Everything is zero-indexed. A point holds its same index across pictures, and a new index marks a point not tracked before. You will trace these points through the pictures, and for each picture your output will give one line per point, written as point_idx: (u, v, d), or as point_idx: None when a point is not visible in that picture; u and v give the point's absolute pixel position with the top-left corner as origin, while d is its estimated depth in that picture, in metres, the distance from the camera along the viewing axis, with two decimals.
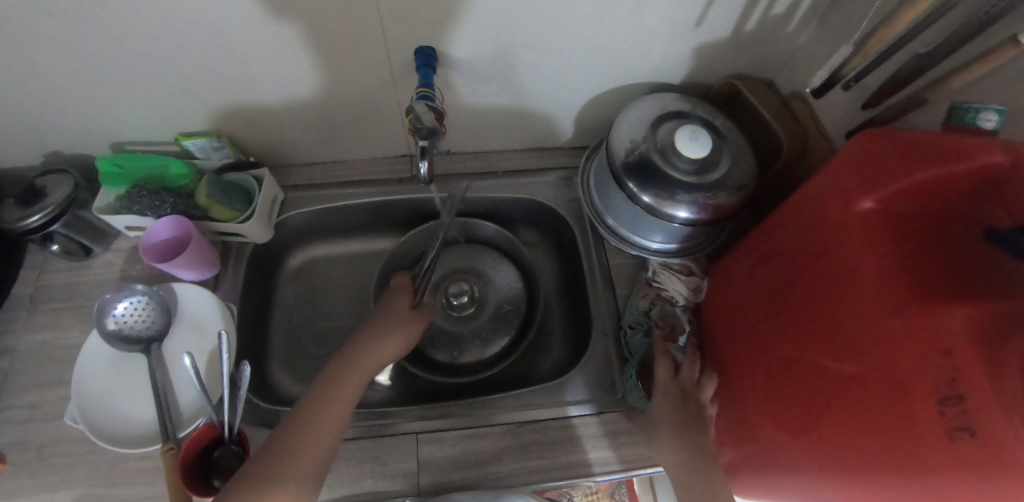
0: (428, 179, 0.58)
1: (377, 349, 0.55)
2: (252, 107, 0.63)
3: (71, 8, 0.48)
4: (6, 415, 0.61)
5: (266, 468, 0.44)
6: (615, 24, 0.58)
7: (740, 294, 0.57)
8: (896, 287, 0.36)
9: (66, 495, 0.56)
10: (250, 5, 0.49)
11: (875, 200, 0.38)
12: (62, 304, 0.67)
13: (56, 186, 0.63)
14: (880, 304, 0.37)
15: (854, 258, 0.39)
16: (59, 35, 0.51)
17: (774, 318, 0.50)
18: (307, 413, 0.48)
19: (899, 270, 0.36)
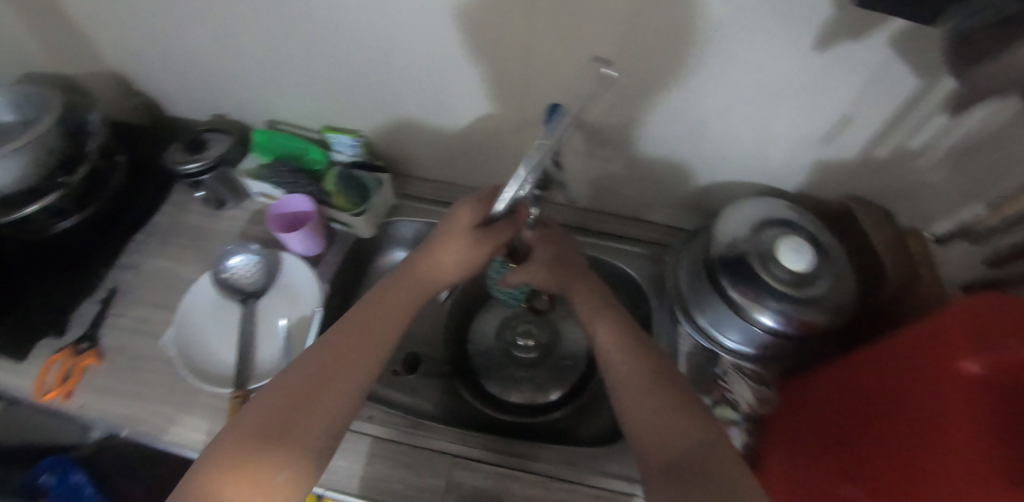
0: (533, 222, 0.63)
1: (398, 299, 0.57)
2: (396, 118, 0.71)
3: (286, 7, 0.58)
4: (118, 322, 0.70)
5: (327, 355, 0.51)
6: (738, 121, 0.61)
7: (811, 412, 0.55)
8: (985, 458, 0.34)
9: (140, 405, 0.63)
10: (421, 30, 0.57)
11: (980, 366, 0.37)
12: (187, 241, 0.76)
13: (217, 143, 0.73)
14: (960, 472, 0.35)
15: (943, 417, 0.38)
16: (269, 25, 0.61)
17: (840, 454, 0.48)
18: (338, 350, 0.52)
19: (990, 443, 0.34)
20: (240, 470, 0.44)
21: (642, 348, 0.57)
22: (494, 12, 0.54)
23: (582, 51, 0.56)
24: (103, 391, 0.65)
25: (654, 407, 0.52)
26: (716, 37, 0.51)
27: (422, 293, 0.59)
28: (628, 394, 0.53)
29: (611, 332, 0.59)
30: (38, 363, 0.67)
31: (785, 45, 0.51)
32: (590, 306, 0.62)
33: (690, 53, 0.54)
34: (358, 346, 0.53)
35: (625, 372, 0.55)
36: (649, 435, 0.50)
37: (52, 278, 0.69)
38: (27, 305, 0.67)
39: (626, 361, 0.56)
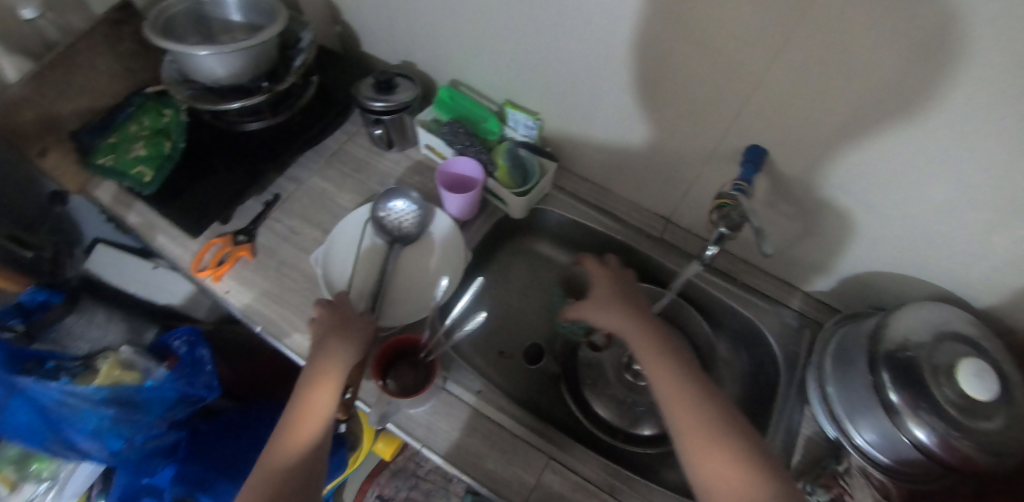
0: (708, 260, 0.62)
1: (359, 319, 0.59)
2: (580, 113, 0.71)
3: None
4: (274, 225, 0.75)
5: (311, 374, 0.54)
6: (952, 221, 0.56)
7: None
8: None
9: (279, 307, 0.68)
10: (651, 38, 0.57)
11: None
12: (349, 170, 0.80)
13: (405, 89, 0.76)
14: None
15: None
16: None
17: None
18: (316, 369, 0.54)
19: None
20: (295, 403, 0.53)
21: (707, 391, 0.51)
22: (735, 37, 0.52)
23: (810, 101, 0.53)
24: (250, 283, 0.70)
25: (726, 460, 0.46)
26: (969, 135, 0.47)
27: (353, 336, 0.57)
28: (696, 440, 0.47)
29: (668, 372, 0.53)
30: (201, 241, 0.73)
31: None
32: (639, 337, 0.57)
33: (932, 142, 0.49)
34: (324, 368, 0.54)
35: (689, 415, 0.49)
36: (721, 494, 0.44)
37: (231, 167, 0.74)
38: (207, 186, 0.73)
39: (686, 402, 0.50)
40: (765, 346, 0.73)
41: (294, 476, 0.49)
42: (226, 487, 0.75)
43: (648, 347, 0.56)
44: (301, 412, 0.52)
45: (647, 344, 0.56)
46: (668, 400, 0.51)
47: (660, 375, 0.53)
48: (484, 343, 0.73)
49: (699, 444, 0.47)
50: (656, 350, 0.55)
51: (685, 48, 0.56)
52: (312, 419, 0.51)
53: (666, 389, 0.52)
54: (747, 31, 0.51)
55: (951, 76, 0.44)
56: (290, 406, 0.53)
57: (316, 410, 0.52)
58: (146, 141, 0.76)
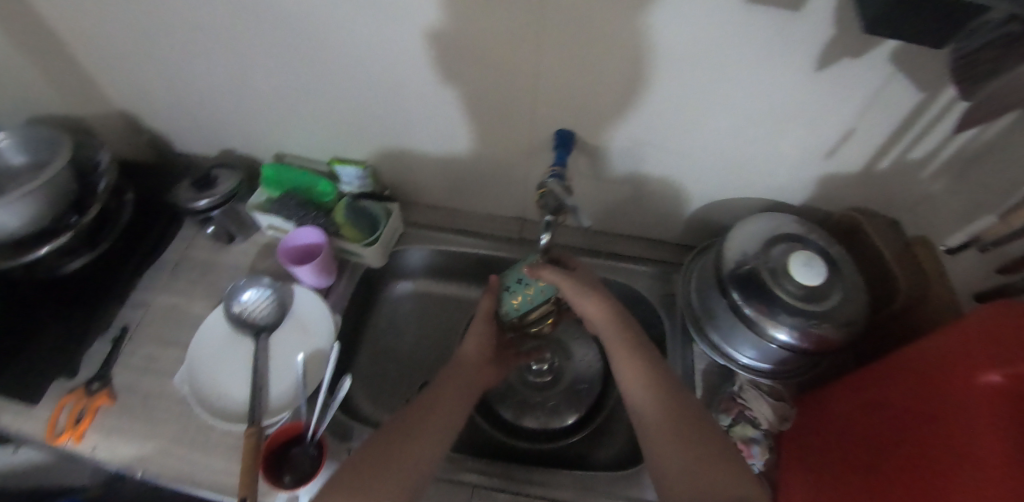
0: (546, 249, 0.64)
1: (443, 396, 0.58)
2: (404, 147, 0.72)
3: (291, 43, 0.60)
4: (128, 361, 0.69)
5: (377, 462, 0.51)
6: (743, 142, 0.62)
7: (821, 423, 0.57)
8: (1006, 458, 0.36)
9: (153, 445, 0.62)
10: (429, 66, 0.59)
11: (1001, 376, 0.38)
12: (198, 276, 0.76)
13: (225, 178, 0.74)
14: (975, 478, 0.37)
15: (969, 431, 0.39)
16: (278, 65, 0.63)
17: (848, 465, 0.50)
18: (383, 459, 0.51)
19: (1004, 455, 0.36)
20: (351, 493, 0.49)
21: (663, 379, 0.56)
22: (499, 48, 0.55)
23: (582, 79, 0.57)
24: (114, 432, 0.64)
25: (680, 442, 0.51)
26: (728, 75, 0.53)
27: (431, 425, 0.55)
28: (656, 430, 0.53)
29: (636, 370, 0.57)
30: (47, 406, 0.66)
31: (803, 82, 0.53)
32: (614, 337, 0.60)
33: (700, 88, 0.55)
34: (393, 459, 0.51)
35: (653, 411, 0.54)
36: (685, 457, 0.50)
37: (62, 318, 0.68)
38: (37, 348, 0.66)
39: (648, 398, 0.54)
40: (644, 302, 0.77)
41: None
42: None
43: (621, 347, 0.59)
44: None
45: (621, 344, 0.59)
46: (635, 398, 0.55)
47: (630, 373, 0.57)
48: (387, 397, 0.72)
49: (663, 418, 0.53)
50: (629, 349, 0.58)
51: (464, 66, 0.58)
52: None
53: (634, 387, 0.56)
54: (506, 40, 0.54)
55: (683, 32, 0.50)
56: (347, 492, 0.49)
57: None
58: None
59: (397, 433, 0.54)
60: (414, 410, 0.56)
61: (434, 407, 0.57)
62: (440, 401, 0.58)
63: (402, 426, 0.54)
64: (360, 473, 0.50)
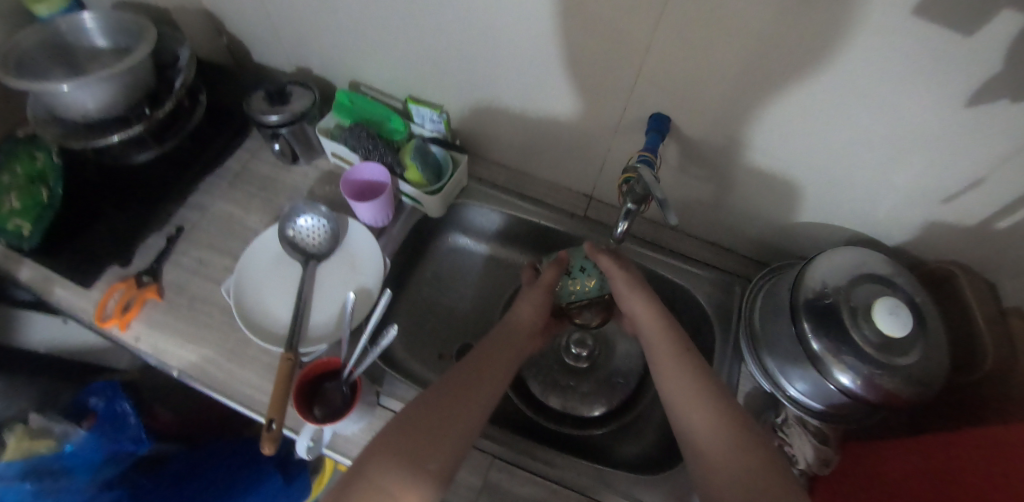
0: (621, 236, 0.61)
1: (495, 357, 0.55)
2: (483, 99, 0.68)
3: None
4: (180, 260, 0.70)
5: (427, 413, 0.48)
6: (856, 164, 0.56)
7: (889, 486, 0.50)
8: None
9: (194, 346, 0.64)
10: (533, 15, 0.54)
11: None
12: (256, 190, 0.75)
13: (299, 97, 0.72)
14: None
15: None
16: None
17: None
18: (431, 414, 0.48)
19: None
20: (402, 444, 0.46)
21: (708, 384, 0.51)
22: (615, 11, 0.51)
23: (697, 62, 0.52)
24: (159, 325, 0.66)
25: (729, 451, 0.46)
26: (861, 83, 0.47)
27: (482, 386, 0.52)
28: (702, 436, 0.47)
29: (679, 374, 0.52)
30: (102, 288, 0.68)
31: (946, 113, 0.47)
32: (661, 341, 0.56)
33: (826, 91, 0.50)
34: (447, 416, 0.48)
35: (700, 416, 0.48)
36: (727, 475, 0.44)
37: (124, 206, 0.69)
38: (99, 232, 0.67)
39: (694, 402, 0.49)
40: (698, 310, 0.73)
41: None
42: None
43: (666, 351, 0.55)
44: (404, 458, 0.45)
45: (667, 349, 0.55)
46: (676, 402, 0.51)
47: (672, 377, 0.52)
48: (421, 349, 0.71)
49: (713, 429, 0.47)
50: (674, 353, 0.54)
51: (570, 24, 0.54)
52: (419, 475, 0.45)
53: (678, 393, 0.51)
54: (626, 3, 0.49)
55: (827, 24, 0.44)
56: (395, 440, 0.46)
57: (424, 464, 0.45)
58: (19, 193, 0.68)
59: (451, 390, 0.51)
60: (460, 378, 0.52)
61: (482, 380, 0.52)
62: (487, 372, 0.54)
63: (456, 384, 0.51)
64: (399, 437, 0.46)
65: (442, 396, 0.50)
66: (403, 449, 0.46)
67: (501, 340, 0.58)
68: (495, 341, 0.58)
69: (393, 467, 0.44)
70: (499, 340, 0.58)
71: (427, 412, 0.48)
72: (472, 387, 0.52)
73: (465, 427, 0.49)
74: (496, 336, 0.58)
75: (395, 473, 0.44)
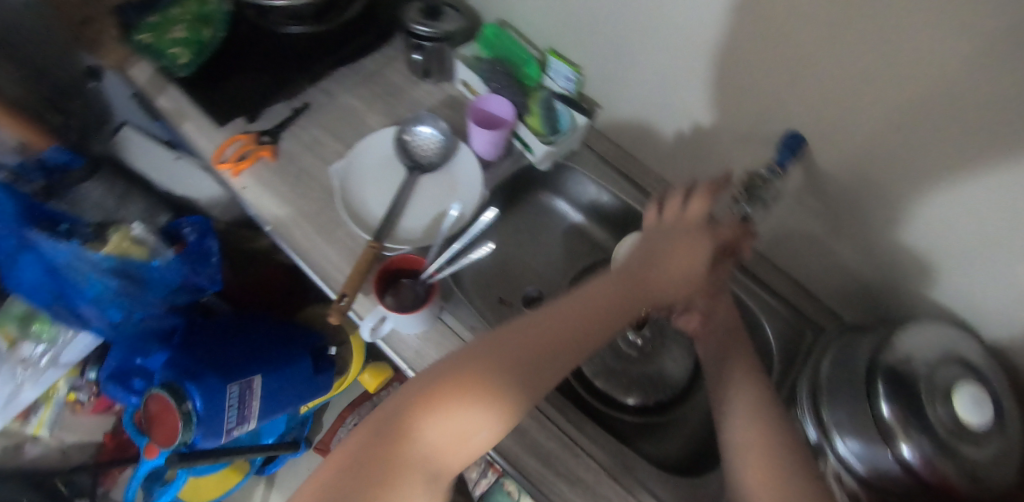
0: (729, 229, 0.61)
1: (602, 308, 0.50)
2: (620, 71, 0.69)
3: None
4: (299, 132, 0.74)
5: (514, 352, 0.45)
6: (983, 252, 0.51)
7: None
8: None
9: (291, 211, 0.68)
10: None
11: None
12: (382, 92, 0.79)
13: (450, 18, 0.74)
14: None
15: None
16: None
17: None
18: (515, 356, 0.45)
19: None
20: (478, 375, 0.43)
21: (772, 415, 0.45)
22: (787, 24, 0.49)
23: (854, 91, 0.50)
24: (266, 183, 0.70)
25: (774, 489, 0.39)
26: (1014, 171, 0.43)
27: (575, 339, 0.47)
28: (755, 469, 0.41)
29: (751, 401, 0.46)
30: (225, 135, 0.73)
31: None
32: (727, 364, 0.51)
33: (974, 176, 0.46)
34: (528, 364, 0.45)
35: (754, 442, 0.43)
36: None
37: (266, 68, 0.73)
38: (239, 86, 0.72)
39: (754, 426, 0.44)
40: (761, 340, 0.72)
41: (422, 467, 0.40)
42: (215, 382, 0.75)
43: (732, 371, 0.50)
44: (476, 390, 0.43)
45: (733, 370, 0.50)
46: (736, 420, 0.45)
47: (740, 397, 0.47)
48: (486, 286, 0.73)
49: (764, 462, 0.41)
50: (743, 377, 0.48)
51: (737, 23, 0.53)
52: (484, 416, 0.42)
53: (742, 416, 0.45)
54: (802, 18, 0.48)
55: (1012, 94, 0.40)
56: (473, 370, 0.43)
57: (492, 405, 0.43)
58: (187, 25, 0.74)
59: (546, 335, 0.47)
60: (546, 331, 0.47)
61: (568, 341, 0.47)
62: (571, 336, 0.48)
63: (550, 330, 0.47)
64: (472, 375, 0.43)
65: (518, 352, 0.45)
66: (474, 383, 0.43)
67: (607, 285, 0.52)
68: (600, 285, 0.52)
69: (452, 405, 0.42)
70: (614, 283, 0.52)
71: (511, 351, 0.45)
72: (563, 341, 0.47)
73: (545, 381, 0.45)
74: (603, 279, 0.53)
75: (457, 416, 0.41)
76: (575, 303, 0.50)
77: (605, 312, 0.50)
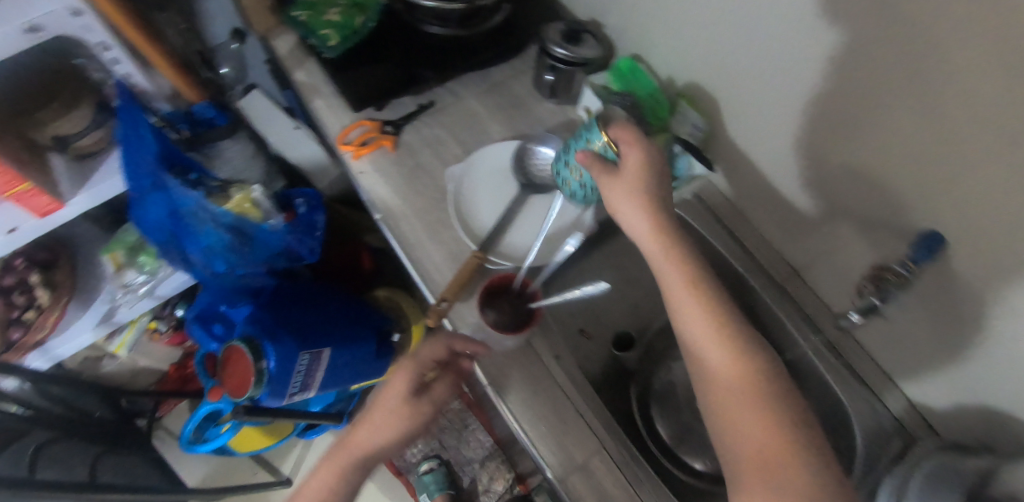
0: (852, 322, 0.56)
1: (388, 397, 0.55)
2: (746, 128, 0.68)
3: None
4: (422, 128, 0.77)
5: (336, 471, 0.55)
6: None
7: None
8: None
9: (403, 202, 0.70)
10: (843, 57, 0.51)
11: None
12: (509, 104, 0.80)
13: (590, 45, 0.75)
14: None
15: None
16: None
17: None
18: (338, 471, 0.55)
19: None
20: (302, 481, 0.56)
21: (761, 389, 0.44)
22: (895, 85, 0.48)
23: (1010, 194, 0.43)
24: (383, 170, 0.73)
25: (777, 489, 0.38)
26: None
27: (387, 417, 0.54)
28: (751, 465, 0.40)
29: (739, 380, 0.44)
30: (353, 117, 0.76)
31: None
32: (710, 341, 0.46)
33: None
34: (358, 448, 0.55)
35: (748, 427, 0.42)
36: None
37: (404, 62, 0.76)
38: (375, 74, 0.75)
39: (745, 411, 0.43)
40: (846, 434, 0.67)
41: None
42: (291, 346, 0.78)
43: (713, 344, 0.46)
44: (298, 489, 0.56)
45: (716, 344, 0.46)
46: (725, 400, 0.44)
47: (719, 369, 0.45)
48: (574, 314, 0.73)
49: (758, 466, 0.39)
50: (723, 347, 0.46)
51: (842, 82, 0.53)
52: (323, 486, 0.54)
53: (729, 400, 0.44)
54: (908, 78, 0.46)
55: None
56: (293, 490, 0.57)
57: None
58: (342, 9, 0.77)
59: (350, 443, 0.56)
60: (346, 458, 0.56)
61: (365, 455, 0.56)
62: (360, 464, 0.56)
63: (370, 412, 0.56)
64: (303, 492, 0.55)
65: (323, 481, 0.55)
66: (326, 466, 0.56)
67: (388, 392, 0.55)
68: (382, 396, 0.55)
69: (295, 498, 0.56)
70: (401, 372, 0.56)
71: (339, 458, 0.56)
72: (386, 424, 0.54)
73: (388, 447, 0.55)
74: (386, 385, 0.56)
75: None
76: (380, 391, 0.56)
77: (388, 427, 0.54)
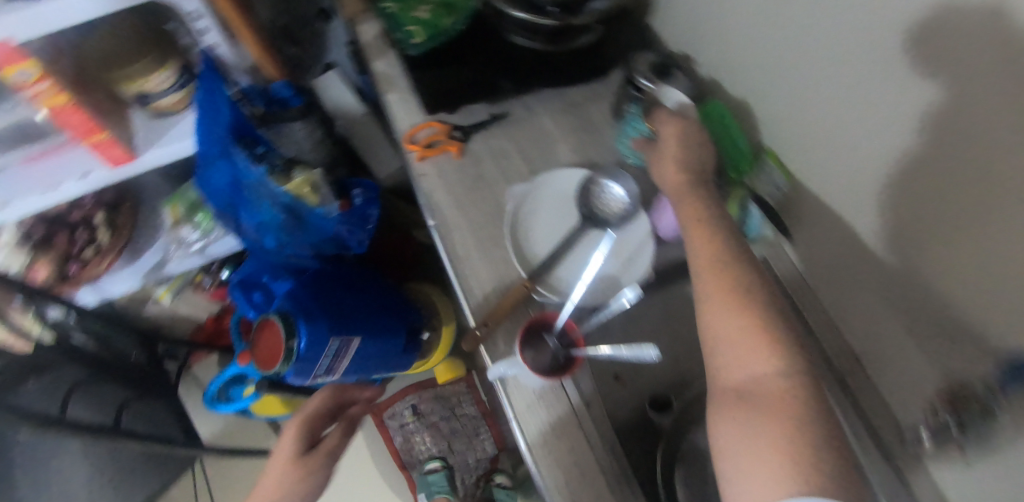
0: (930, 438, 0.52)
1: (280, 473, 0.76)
2: (840, 194, 0.60)
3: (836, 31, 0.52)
4: (492, 138, 0.75)
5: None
6: None
7: None
8: None
9: (456, 210, 0.69)
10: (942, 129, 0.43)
11: None
12: (585, 128, 0.77)
13: (680, 81, 0.71)
14: None
15: None
16: (807, 38, 0.56)
17: None
18: None
19: None
20: None
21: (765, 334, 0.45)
22: (999, 165, 0.39)
23: None
24: (443, 175, 0.71)
25: (761, 430, 0.39)
26: None
27: (277, 482, 0.75)
28: (741, 409, 0.41)
29: (744, 327, 0.45)
30: (424, 117, 0.75)
31: None
32: (719, 289, 0.48)
33: None
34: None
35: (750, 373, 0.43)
36: (755, 465, 0.38)
37: (485, 72, 0.75)
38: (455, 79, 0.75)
39: (748, 359, 0.44)
40: None
41: None
42: (323, 330, 0.76)
43: (722, 296, 0.48)
44: None
45: (724, 294, 0.48)
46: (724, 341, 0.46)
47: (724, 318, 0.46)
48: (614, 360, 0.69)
49: (747, 409, 0.41)
50: (731, 297, 0.47)
51: (937, 152, 0.45)
52: None
53: (730, 342, 0.45)
54: (971, 160, 0.42)
55: None
56: None
57: None
58: (433, 6, 0.76)
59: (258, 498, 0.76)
60: None
61: None
62: None
63: (268, 478, 0.76)
64: None
65: None
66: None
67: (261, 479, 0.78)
68: (265, 472, 0.78)
69: None
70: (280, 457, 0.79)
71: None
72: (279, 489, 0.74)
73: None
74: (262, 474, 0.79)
75: None
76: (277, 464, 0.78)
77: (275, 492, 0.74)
